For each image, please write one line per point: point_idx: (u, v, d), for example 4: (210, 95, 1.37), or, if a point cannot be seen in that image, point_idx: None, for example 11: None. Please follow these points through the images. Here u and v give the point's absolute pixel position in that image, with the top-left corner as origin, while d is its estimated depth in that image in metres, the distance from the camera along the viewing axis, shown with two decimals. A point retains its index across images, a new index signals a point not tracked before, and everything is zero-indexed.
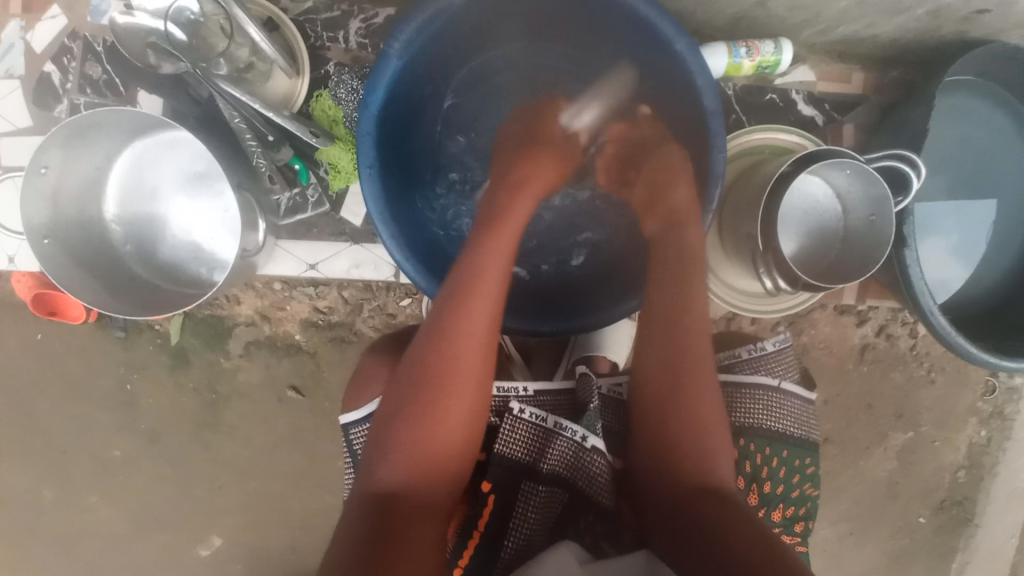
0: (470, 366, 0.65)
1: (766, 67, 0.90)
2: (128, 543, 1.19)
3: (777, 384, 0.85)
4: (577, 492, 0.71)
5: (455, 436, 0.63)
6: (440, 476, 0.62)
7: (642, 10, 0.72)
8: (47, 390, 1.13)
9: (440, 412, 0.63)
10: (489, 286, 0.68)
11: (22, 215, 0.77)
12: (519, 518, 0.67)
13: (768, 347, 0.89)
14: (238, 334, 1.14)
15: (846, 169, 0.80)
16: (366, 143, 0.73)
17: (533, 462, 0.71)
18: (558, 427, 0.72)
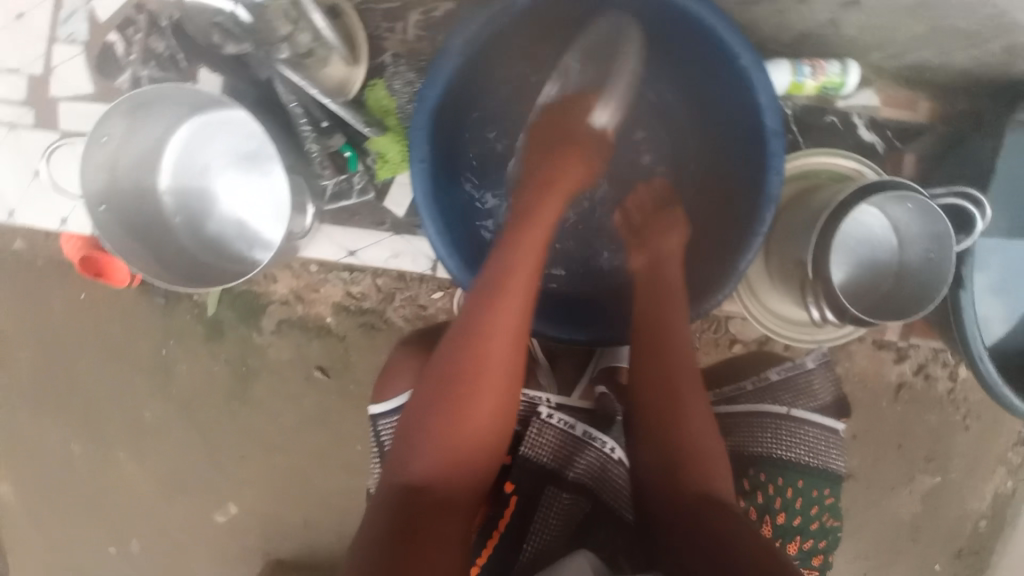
0: (499, 362, 0.63)
1: (830, 88, 0.88)
2: (150, 502, 1.23)
3: (787, 412, 0.86)
4: (601, 504, 0.73)
5: (482, 434, 0.62)
6: (467, 469, 0.61)
7: (710, 21, 0.70)
8: (86, 348, 1.17)
9: (468, 409, 0.61)
10: (522, 282, 0.66)
11: (82, 183, 0.79)
12: (541, 522, 0.70)
13: (774, 375, 0.90)
14: (272, 312, 1.16)
15: (907, 202, 0.77)
16: (420, 136, 0.73)
17: (559, 469, 0.74)
18: (587, 437, 0.75)
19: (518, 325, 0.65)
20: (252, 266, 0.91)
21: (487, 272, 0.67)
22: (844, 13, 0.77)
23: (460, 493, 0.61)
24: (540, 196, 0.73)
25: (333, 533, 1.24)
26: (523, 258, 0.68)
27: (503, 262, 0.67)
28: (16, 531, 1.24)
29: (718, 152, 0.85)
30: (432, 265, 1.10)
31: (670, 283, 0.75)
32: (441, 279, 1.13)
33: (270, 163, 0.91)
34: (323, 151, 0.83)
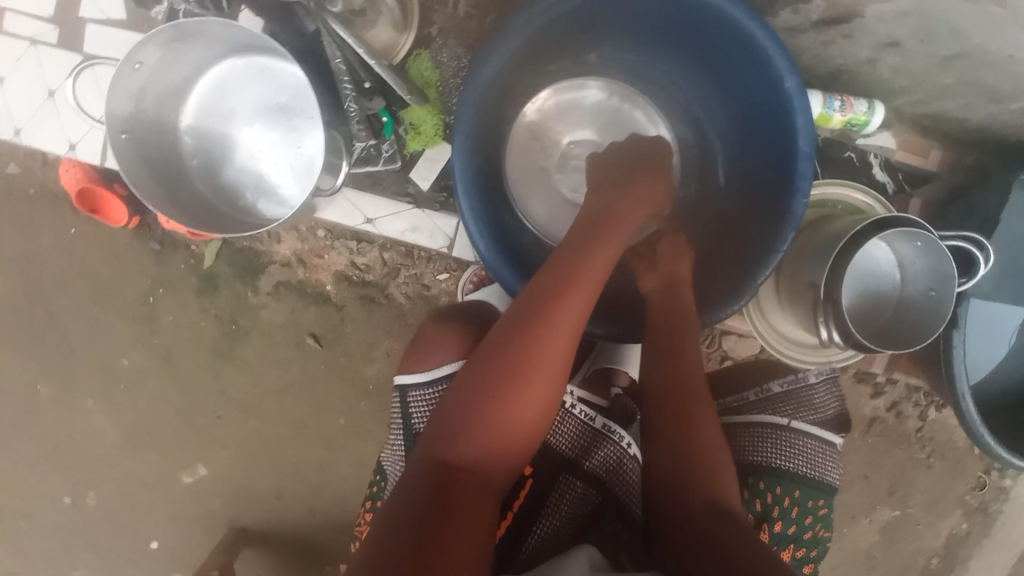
0: (559, 361, 0.62)
1: (854, 124, 0.92)
2: (116, 455, 1.18)
3: (787, 424, 0.86)
4: (612, 497, 0.73)
5: (527, 423, 0.61)
6: (508, 459, 0.60)
7: (762, 42, 0.72)
8: (71, 286, 1.12)
9: (518, 396, 0.60)
10: (591, 285, 0.65)
11: (109, 106, 0.77)
12: (552, 509, 0.71)
13: (775, 388, 0.90)
14: (272, 272, 1.13)
15: (916, 241, 0.81)
16: (463, 111, 0.73)
17: (577, 458, 0.74)
18: (606, 429, 0.75)
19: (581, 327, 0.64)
20: (266, 220, 0.89)
21: (559, 265, 0.66)
22: (882, 54, 0.82)
23: (496, 480, 0.60)
24: (615, 201, 0.73)
25: (304, 506, 1.21)
26: (594, 265, 0.66)
27: (574, 262, 0.66)
28: None
29: (747, 172, 0.86)
30: (449, 244, 1.10)
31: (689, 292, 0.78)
32: (449, 261, 1.12)
33: (301, 119, 0.89)
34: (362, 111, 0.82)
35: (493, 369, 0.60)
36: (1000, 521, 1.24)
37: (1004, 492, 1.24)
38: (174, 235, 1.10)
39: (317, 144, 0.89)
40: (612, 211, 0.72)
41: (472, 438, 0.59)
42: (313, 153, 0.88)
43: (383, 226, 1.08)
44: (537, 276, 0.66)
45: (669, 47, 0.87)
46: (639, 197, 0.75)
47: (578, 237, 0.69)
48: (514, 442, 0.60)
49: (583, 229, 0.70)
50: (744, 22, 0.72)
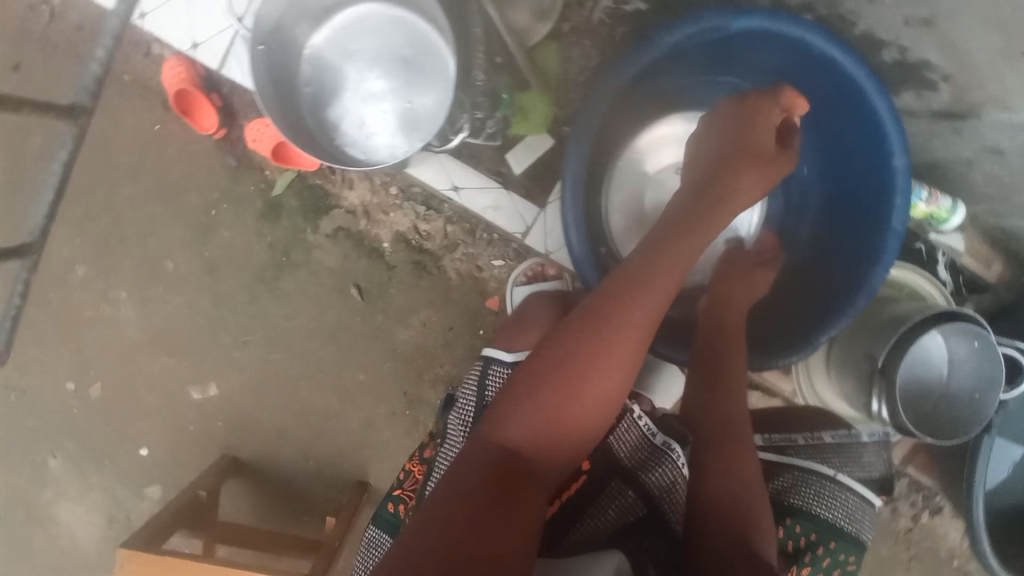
0: (620, 361, 0.62)
1: (934, 218, 0.94)
2: (133, 353, 1.17)
3: (834, 475, 0.80)
4: (658, 515, 0.70)
5: (584, 422, 0.61)
6: (557, 450, 0.61)
7: (883, 116, 0.75)
8: (139, 178, 1.12)
9: (578, 396, 0.61)
10: (660, 292, 0.65)
11: (258, 13, 0.78)
12: (598, 512, 0.69)
13: (825, 438, 0.85)
14: (335, 216, 1.14)
15: (974, 340, 0.84)
16: (591, 109, 0.76)
17: (632, 469, 0.72)
18: (666, 447, 0.72)
19: (646, 332, 0.64)
20: (360, 163, 0.89)
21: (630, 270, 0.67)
22: (981, 158, 0.85)
23: (544, 469, 0.61)
24: (698, 207, 0.73)
25: (300, 451, 1.20)
26: (665, 272, 0.67)
27: (650, 266, 0.67)
28: None
29: (830, 239, 0.88)
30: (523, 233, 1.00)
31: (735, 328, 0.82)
32: (507, 250, 1.15)
33: (421, 75, 0.90)
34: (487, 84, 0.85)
35: (552, 361, 0.61)
36: None
37: None
38: (252, 156, 1.11)
39: (429, 102, 0.90)
40: (693, 219, 0.72)
41: (529, 432, 0.60)
42: (426, 114, 0.89)
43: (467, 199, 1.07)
44: (606, 281, 0.67)
45: None
46: (726, 202, 0.74)
47: (656, 243, 0.69)
48: (568, 441, 0.61)
49: (662, 235, 0.71)
50: (871, 96, 0.75)
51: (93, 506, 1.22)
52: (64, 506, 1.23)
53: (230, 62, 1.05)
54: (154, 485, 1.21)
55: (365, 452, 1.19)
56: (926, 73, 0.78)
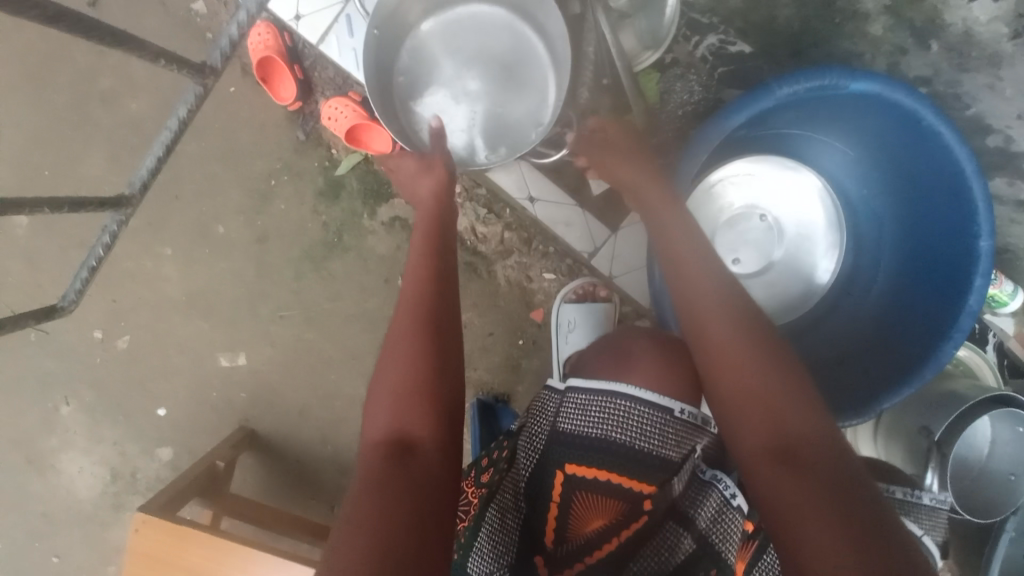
0: (414, 313, 0.63)
1: (992, 300, 0.94)
2: (167, 310, 1.15)
3: (922, 536, 0.64)
4: (714, 555, 0.59)
5: (420, 366, 0.58)
6: (418, 410, 0.55)
7: (973, 196, 0.76)
8: (204, 138, 1.10)
9: (399, 356, 0.59)
10: (416, 273, 0.69)
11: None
12: (648, 555, 0.60)
13: (924, 499, 0.68)
14: (394, 205, 1.12)
15: (1019, 426, 0.86)
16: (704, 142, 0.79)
17: (684, 506, 0.61)
18: (714, 479, 0.63)
19: (432, 295, 0.66)
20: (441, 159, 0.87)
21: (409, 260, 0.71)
22: None
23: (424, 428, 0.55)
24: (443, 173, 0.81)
25: (319, 435, 1.18)
26: (416, 262, 0.71)
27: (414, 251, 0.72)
28: (13, 265, 1.13)
29: (899, 310, 0.89)
30: (590, 252, 1.10)
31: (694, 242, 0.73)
32: (561, 264, 1.14)
33: (518, 85, 0.89)
34: (590, 101, 0.87)
35: (387, 374, 0.58)
36: None
37: None
38: (322, 132, 1.10)
39: (523, 115, 0.89)
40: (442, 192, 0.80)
41: (387, 408, 0.56)
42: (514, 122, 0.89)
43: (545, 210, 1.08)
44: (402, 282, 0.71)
45: (877, 163, 0.91)
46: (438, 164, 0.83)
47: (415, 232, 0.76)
48: (426, 392, 0.57)
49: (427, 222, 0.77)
50: (967, 177, 0.76)
51: (99, 460, 1.19)
52: (68, 455, 1.19)
53: (329, 39, 1.00)
54: (166, 447, 1.18)
55: None
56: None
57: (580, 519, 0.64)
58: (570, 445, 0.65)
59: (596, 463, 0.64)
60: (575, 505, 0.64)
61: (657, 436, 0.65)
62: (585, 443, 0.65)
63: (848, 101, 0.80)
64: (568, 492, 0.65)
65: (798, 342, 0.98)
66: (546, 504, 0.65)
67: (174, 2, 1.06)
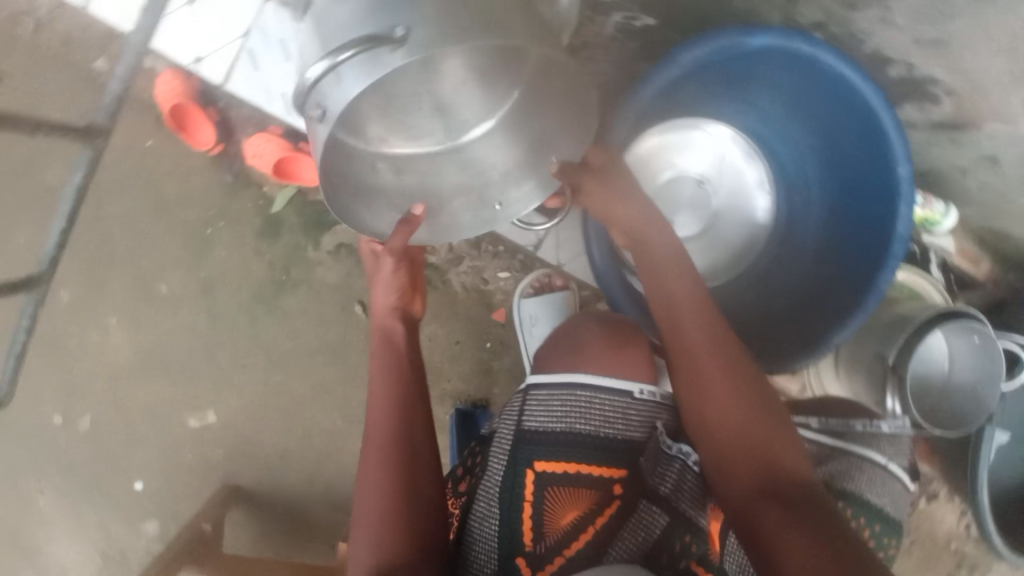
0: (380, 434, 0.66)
1: (928, 222, 0.99)
2: (123, 378, 1.12)
3: (886, 463, 0.68)
4: (688, 523, 0.61)
5: (389, 498, 0.62)
6: (392, 536, 0.61)
7: (885, 128, 0.78)
8: (130, 198, 1.07)
9: (370, 486, 0.63)
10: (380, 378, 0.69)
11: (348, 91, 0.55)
12: (626, 537, 0.60)
13: (884, 427, 0.70)
14: (337, 232, 1.11)
15: (975, 336, 0.86)
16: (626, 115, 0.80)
17: (651, 483, 0.63)
18: (677, 450, 0.64)
19: (391, 413, 0.67)
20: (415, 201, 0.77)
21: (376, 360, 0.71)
22: (977, 166, 0.88)
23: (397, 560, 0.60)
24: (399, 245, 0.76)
25: (305, 476, 1.16)
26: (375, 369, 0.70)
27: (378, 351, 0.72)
28: None
29: (834, 243, 0.91)
30: (535, 244, 1.12)
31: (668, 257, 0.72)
32: (512, 262, 1.15)
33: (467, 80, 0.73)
34: None
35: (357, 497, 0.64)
36: None
37: None
38: (250, 172, 1.08)
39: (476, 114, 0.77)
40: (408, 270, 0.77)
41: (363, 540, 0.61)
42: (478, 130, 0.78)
43: None
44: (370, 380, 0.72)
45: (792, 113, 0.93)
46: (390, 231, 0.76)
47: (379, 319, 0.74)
48: (400, 521, 0.62)
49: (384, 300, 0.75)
50: (878, 110, 0.77)
51: (82, 544, 1.15)
52: (49, 546, 1.15)
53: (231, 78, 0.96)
54: (150, 519, 1.15)
55: None
56: (931, 87, 0.79)
57: (556, 513, 0.61)
58: (536, 442, 0.64)
59: (565, 456, 0.63)
60: (551, 501, 0.62)
61: (621, 421, 0.66)
62: (549, 439, 0.64)
63: (752, 57, 0.82)
64: (540, 491, 0.62)
65: (750, 298, 1.00)
66: (520, 505, 0.61)
67: (76, 66, 1.03)
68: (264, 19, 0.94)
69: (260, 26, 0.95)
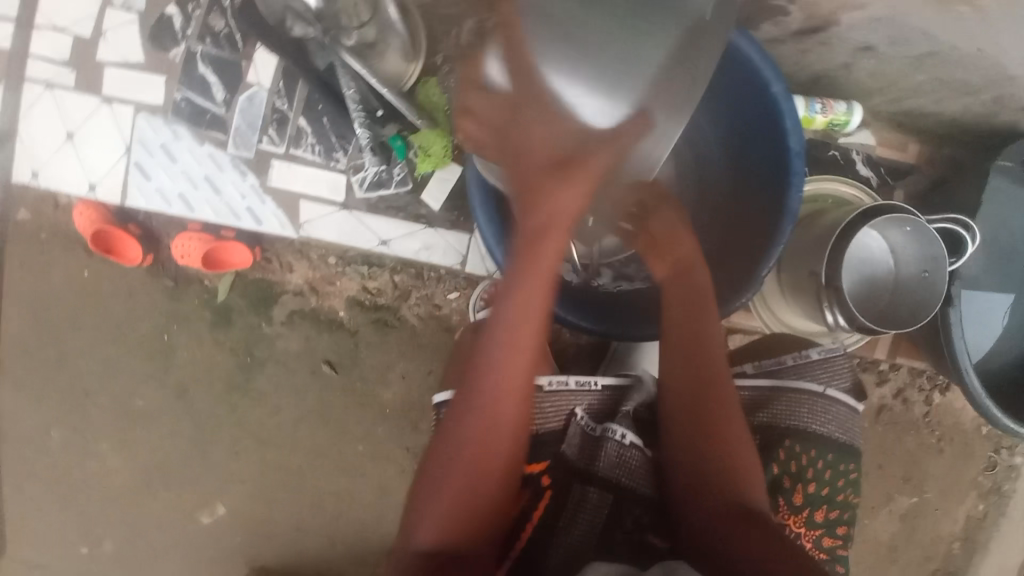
0: (500, 423, 0.66)
1: (836, 125, 0.98)
2: (129, 498, 1.16)
3: (823, 391, 0.83)
4: (622, 491, 0.76)
5: (489, 485, 0.66)
6: (468, 528, 0.65)
7: (748, 52, 0.80)
8: (85, 328, 1.12)
9: (473, 470, 0.65)
10: (514, 366, 0.66)
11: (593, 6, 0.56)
12: (568, 521, 0.74)
13: (813, 355, 0.85)
14: (285, 302, 1.14)
15: (906, 226, 0.86)
16: None
17: (584, 466, 0.77)
18: (605, 431, 0.78)
19: (511, 420, 0.66)
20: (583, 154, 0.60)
21: (495, 329, 0.66)
22: (858, 58, 0.86)
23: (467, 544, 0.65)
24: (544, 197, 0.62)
25: (325, 541, 1.18)
26: (508, 351, 0.66)
27: (508, 320, 0.66)
28: None
29: (744, 173, 0.91)
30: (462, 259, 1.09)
31: (701, 294, 0.78)
32: (458, 280, 1.13)
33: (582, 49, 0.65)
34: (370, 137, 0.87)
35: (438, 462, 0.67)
36: (1014, 498, 1.31)
37: (1015, 470, 1.31)
38: (187, 271, 1.11)
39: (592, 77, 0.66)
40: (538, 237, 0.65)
41: (438, 520, 0.64)
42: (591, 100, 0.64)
43: (399, 249, 0.96)
44: (480, 347, 0.67)
45: None
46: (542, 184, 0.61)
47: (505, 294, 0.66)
48: (484, 509, 0.66)
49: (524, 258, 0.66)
50: (732, 37, 0.79)
51: None
52: None
53: (132, 194, 0.96)
54: None
55: (389, 522, 1.18)
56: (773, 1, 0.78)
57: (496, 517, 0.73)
58: None
59: None
60: None
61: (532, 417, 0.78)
62: None
63: None
64: None
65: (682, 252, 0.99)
66: None
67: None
68: (140, 131, 0.93)
69: (138, 138, 0.93)
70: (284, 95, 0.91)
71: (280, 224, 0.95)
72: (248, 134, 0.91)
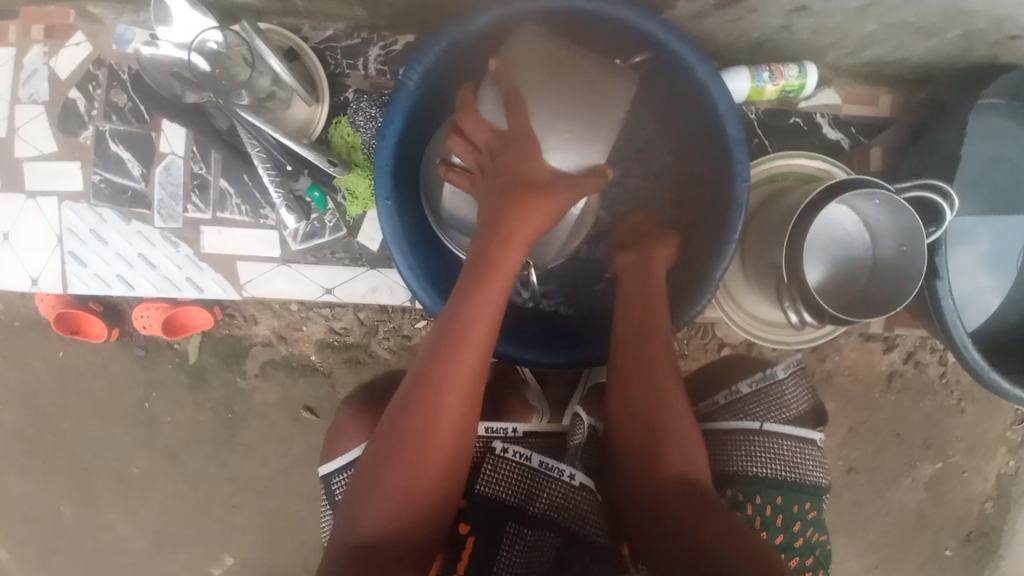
0: (455, 416, 0.62)
1: (789, 91, 0.88)
2: (145, 559, 1.20)
3: (760, 427, 0.82)
4: (567, 533, 0.73)
5: (434, 480, 0.61)
6: (413, 529, 0.61)
7: (662, 36, 0.71)
8: (71, 408, 1.15)
9: (419, 463, 0.61)
10: (475, 355, 0.64)
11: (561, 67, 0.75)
12: (503, 562, 0.69)
13: (744, 389, 0.87)
14: (256, 354, 1.09)
15: (874, 199, 0.77)
16: (386, 144, 0.73)
17: (520, 505, 0.73)
18: (543, 467, 0.75)
19: (470, 413, 0.64)
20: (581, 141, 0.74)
21: (451, 314, 0.65)
22: (795, 19, 0.78)
23: (408, 544, 0.60)
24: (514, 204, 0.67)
25: None
26: (466, 341, 0.63)
27: (465, 308, 0.65)
28: None
29: (691, 160, 0.85)
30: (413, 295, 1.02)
31: (653, 286, 0.77)
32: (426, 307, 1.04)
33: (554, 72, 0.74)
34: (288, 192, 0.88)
35: (385, 442, 0.62)
36: None
37: None
38: (156, 338, 1.12)
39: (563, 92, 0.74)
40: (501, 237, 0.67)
41: (379, 517, 0.59)
42: (570, 112, 0.74)
43: (345, 293, 0.99)
44: (430, 335, 0.66)
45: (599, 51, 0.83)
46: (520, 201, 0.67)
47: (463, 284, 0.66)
48: (428, 507, 0.62)
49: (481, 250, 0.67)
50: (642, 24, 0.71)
51: None
52: None
53: (72, 280, 0.97)
54: None
55: None
56: None
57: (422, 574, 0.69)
58: None
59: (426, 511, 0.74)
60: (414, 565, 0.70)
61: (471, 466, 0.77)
62: None
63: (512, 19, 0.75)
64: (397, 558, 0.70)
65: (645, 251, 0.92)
66: None
67: None
68: (67, 220, 0.96)
69: (66, 227, 0.96)
70: (200, 160, 0.94)
71: (221, 288, 0.98)
72: (171, 204, 0.94)
